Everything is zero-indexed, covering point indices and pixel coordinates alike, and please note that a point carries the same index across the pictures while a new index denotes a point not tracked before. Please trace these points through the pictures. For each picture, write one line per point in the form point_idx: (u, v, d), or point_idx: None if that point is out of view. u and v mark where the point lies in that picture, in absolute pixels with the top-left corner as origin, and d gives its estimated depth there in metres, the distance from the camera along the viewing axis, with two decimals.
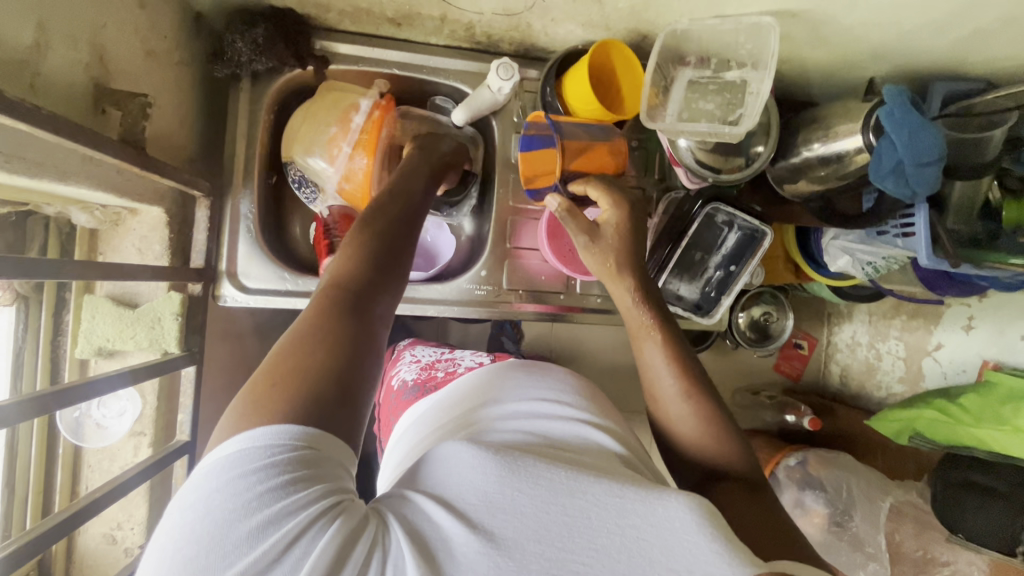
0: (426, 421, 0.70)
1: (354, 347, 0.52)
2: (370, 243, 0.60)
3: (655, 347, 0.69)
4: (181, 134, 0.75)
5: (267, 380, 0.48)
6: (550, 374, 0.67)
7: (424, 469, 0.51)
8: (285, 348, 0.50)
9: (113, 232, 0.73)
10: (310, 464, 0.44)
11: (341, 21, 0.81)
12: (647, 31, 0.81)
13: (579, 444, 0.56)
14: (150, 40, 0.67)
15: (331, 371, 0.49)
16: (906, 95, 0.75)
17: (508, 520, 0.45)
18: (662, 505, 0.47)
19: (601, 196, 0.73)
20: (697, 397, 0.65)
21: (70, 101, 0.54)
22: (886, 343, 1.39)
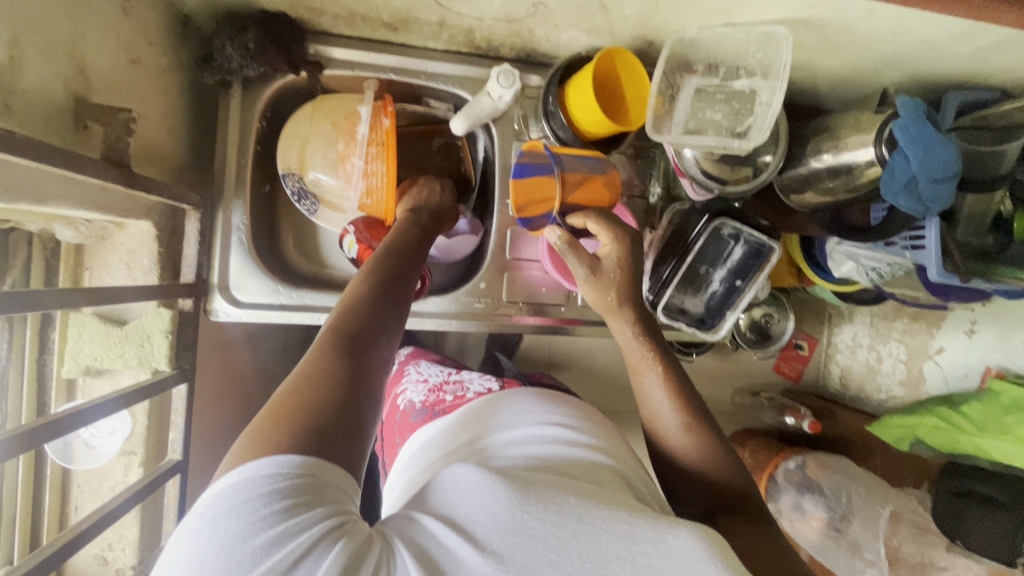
0: (433, 446, 0.68)
1: (358, 383, 0.52)
2: (370, 284, 0.61)
3: (656, 379, 0.68)
4: (169, 143, 0.72)
5: (275, 412, 0.47)
6: (558, 400, 0.66)
7: (430, 491, 0.49)
8: (290, 386, 0.50)
9: (99, 246, 0.70)
10: (317, 487, 0.43)
11: (335, 25, 0.77)
12: (654, 38, 0.78)
13: (589, 468, 0.54)
14: (135, 49, 0.64)
15: (335, 405, 0.48)
16: (922, 108, 0.72)
17: (519, 543, 0.43)
18: (673, 534, 0.45)
19: (601, 230, 0.73)
20: (697, 430, 0.65)
21: (49, 119, 0.52)
22: (886, 346, 1.38)
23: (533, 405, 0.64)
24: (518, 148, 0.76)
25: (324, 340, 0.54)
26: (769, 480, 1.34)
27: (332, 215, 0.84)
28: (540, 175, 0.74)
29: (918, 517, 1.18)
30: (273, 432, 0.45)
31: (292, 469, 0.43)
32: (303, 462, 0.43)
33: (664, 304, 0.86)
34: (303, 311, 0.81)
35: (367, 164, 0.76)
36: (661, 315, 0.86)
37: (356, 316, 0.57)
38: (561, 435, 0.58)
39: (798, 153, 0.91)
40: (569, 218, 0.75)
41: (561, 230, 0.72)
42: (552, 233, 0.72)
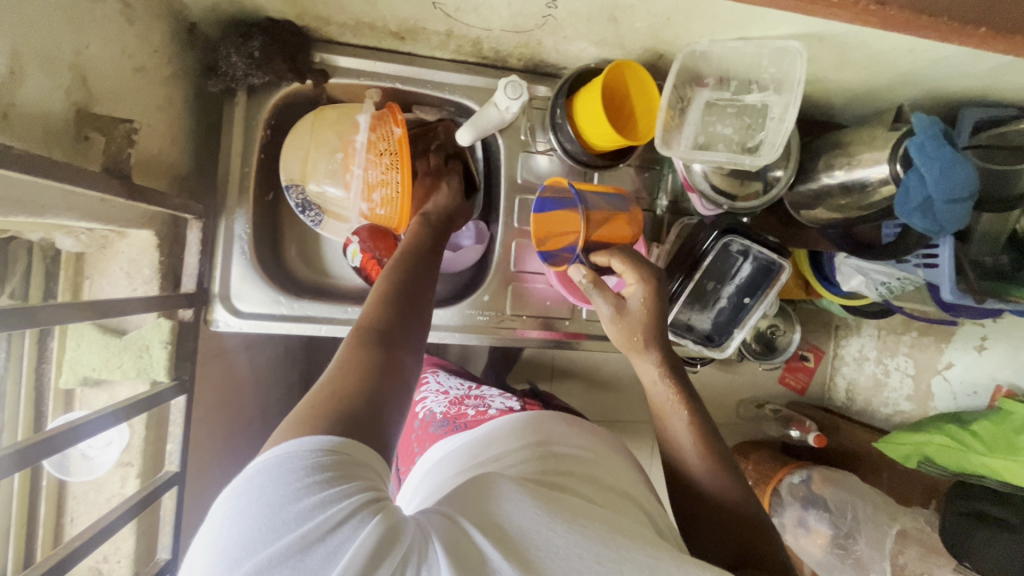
0: (457, 446, 0.68)
1: (388, 376, 0.53)
2: (397, 284, 0.63)
3: (683, 419, 0.68)
4: (173, 153, 0.71)
5: (312, 401, 0.49)
6: (584, 428, 0.65)
7: (460, 490, 0.49)
8: (324, 380, 0.51)
9: (100, 255, 0.69)
10: (357, 468, 0.44)
11: (342, 33, 0.77)
12: (664, 50, 0.76)
13: (615, 501, 0.54)
14: (138, 57, 0.63)
15: (368, 394, 0.50)
16: (941, 127, 0.70)
17: (546, 561, 0.43)
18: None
19: (626, 269, 0.70)
20: (718, 465, 0.65)
21: (49, 130, 0.51)
22: (894, 359, 1.36)
23: (558, 424, 0.64)
24: (540, 182, 0.77)
25: (354, 338, 0.56)
26: (773, 494, 1.33)
27: (336, 225, 0.83)
28: (564, 209, 0.76)
29: (926, 537, 1.16)
30: (310, 417, 0.47)
31: (336, 449, 0.44)
32: (343, 443, 0.45)
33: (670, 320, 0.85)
34: (304, 322, 0.80)
35: (367, 171, 0.76)
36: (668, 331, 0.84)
37: (384, 315, 0.59)
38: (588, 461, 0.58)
39: (810, 167, 0.89)
40: (592, 255, 0.73)
41: (586, 267, 0.71)
42: (575, 271, 0.71)
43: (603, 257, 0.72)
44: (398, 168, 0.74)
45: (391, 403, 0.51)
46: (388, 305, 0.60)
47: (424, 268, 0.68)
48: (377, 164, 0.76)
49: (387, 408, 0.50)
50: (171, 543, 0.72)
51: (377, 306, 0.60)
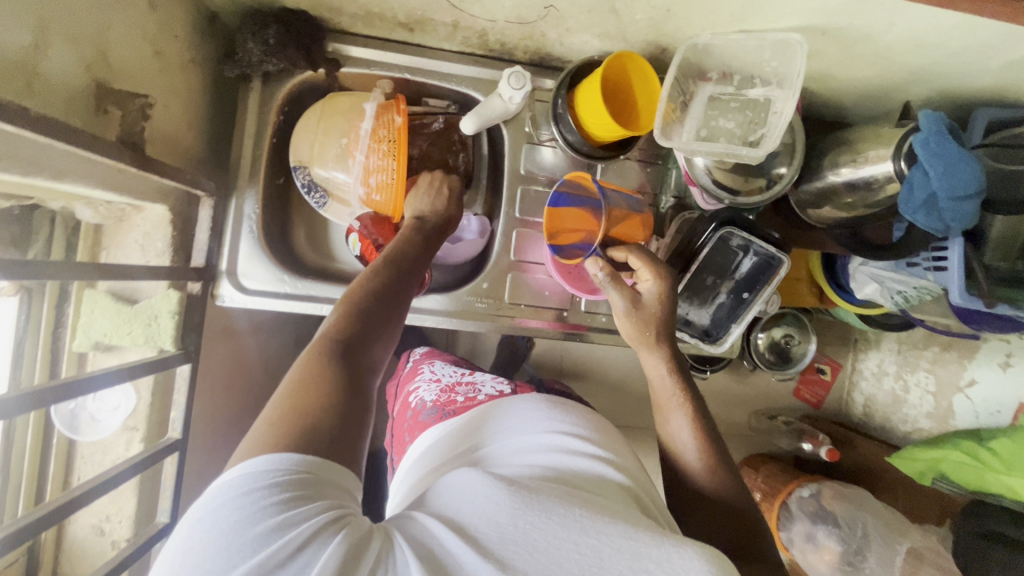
0: (440, 440, 0.69)
1: (351, 386, 0.54)
2: (365, 289, 0.63)
3: (682, 418, 0.67)
4: (189, 134, 0.75)
5: (271, 419, 0.49)
6: (564, 407, 0.64)
7: (439, 496, 0.50)
8: (285, 392, 0.52)
9: (117, 227, 0.73)
10: (320, 483, 0.46)
11: (353, 24, 0.80)
12: (667, 44, 0.77)
13: (595, 482, 0.53)
14: (159, 39, 0.67)
15: (331, 408, 0.51)
16: (945, 121, 0.69)
17: (521, 555, 0.44)
18: (679, 553, 0.45)
19: (642, 266, 0.72)
20: (716, 463, 0.65)
21: (71, 101, 0.54)
22: (914, 375, 1.31)
23: (537, 410, 0.64)
24: (561, 177, 0.77)
25: (315, 348, 0.56)
26: (781, 508, 1.29)
27: (339, 209, 0.85)
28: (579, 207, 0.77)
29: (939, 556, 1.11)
30: (271, 434, 0.48)
31: (294, 468, 0.45)
32: (302, 461, 0.46)
33: None
34: (307, 301, 0.83)
35: (367, 157, 0.78)
36: None
37: (350, 323, 0.59)
38: (567, 443, 0.58)
39: (815, 165, 0.88)
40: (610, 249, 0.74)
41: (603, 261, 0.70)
42: (592, 264, 0.70)
43: (621, 252, 0.73)
44: (395, 156, 0.75)
45: (353, 411, 0.53)
46: (356, 312, 0.60)
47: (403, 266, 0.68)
48: (377, 150, 0.77)
49: (348, 417, 0.52)
50: (170, 507, 0.75)
51: (343, 314, 0.60)
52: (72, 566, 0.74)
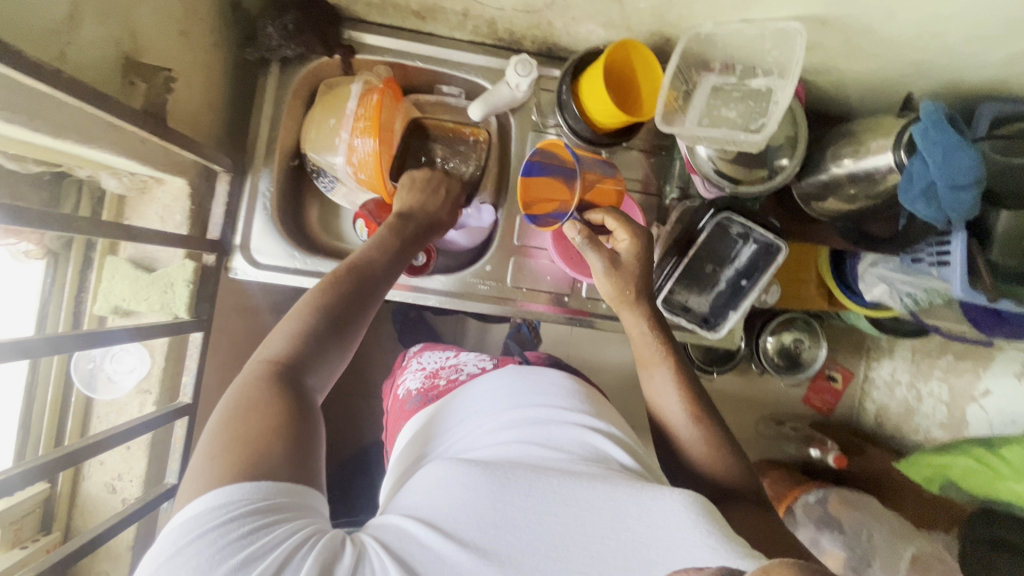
0: (421, 422, 0.72)
1: (301, 407, 0.54)
2: (319, 302, 0.61)
3: (666, 372, 0.70)
4: (209, 113, 0.78)
5: (220, 447, 0.49)
6: (538, 377, 0.65)
7: (417, 492, 0.53)
8: (230, 418, 0.51)
9: (139, 199, 0.77)
10: (288, 498, 0.47)
11: (369, 12, 0.83)
12: (671, 34, 0.79)
13: (574, 449, 0.56)
14: (185, 21, 0.71)
15: (282, 430, 0.51)
16: (944, 111, 0.70)
17: (503, 539, 0.48)
18: (656, 505, 0.49)
19: (618, 226, 0.74)
20: (704, 419, 0.67)
21: (99, 72, 0.58)
22: (928, 385, 1.28)
23: (510, 386, 0.64)
24: (533, 146, 0.74)
25: (260, 372, 0.55)
26: (786, 512, 1.27)
27: (347, 192, 0.89)
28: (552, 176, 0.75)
29: (944, 564, 1.09)
30: (223, 460, 0.48)
31: (253, 496, 0.45)
32: (259, 488, 0.46)
33: (666, 297, 0.85)
34: (315, 277, 0.85)
35: (351, 137, 0.81)
36: (662, 308, 0.85)
37: (299, 343, 0.58)
38: (544, 415, 0.59)
39: (820, 158, 0.89)
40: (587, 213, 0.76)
41: (580, 224, 0.72)
42: (570, 228, 0.72)
43: (597, 214, 0.75)
44: (370, 134, 0.78)
45: (305, 428, 0.53)
46: (306, 332, 0.59)
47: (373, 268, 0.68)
48: (364, 129, 0.80)
49: (301, 435, 0.52)
50: (178, 469, 0.78)
51: (291, 334, 0.59)
52: (83, 520, 0.78)
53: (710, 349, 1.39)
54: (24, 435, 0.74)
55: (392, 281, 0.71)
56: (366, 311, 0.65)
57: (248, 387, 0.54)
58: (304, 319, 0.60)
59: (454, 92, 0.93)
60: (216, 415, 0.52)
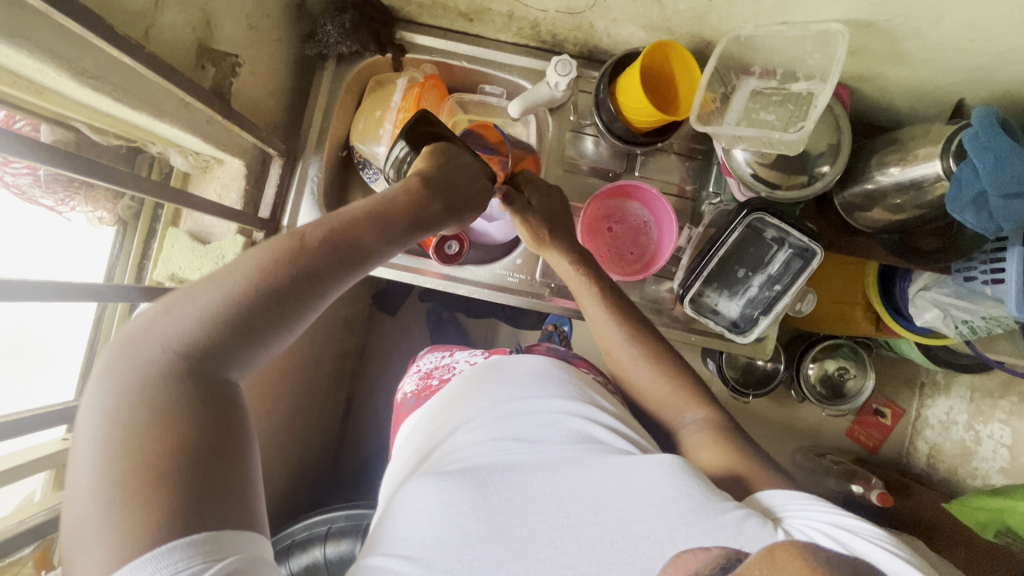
0: (410, 432, 0.69)
1: (223, 424, 0.44)
2: (253, 283, 0.47)
3: (595, 301, 0.76)
4: (269, 100, 0.85)
5: (118, 491, 0.39)
6: (513, 368, 0.64)
7: (394, 515, 0.50)
8: (123, 444, 0.40)
9: (201, 176, 0.83)
10: (239, 546, 0.41)
11: (421, 14, 0.88)
12: (710, 36, 0.80)
13: (553, 437, 0.56)
14: (255, 15, 0.77)
15: (192, 457, 0.41)
16: (998, 117, 0.67)
17: (486, 551, 0.46)
18: (636, 477, 0.51)
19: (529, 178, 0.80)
20: (638, 337, 0.74)
21: (176, 53, 0.65)
22: (988, 426, 1.19)
23: (481, 387, 0.63)
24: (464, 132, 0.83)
25: (168, 375, 0.44)
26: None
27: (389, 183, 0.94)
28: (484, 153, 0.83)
29: None
30: (132, 507, 0.38)
31: (186, 555, 0.38)
32: (191, 544, 0.38)
33: (695, 299, 0.85)
34: None
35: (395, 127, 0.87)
36: (689, 309, 0.84)
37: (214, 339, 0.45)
38: (515, 407, 0.59)
39: (863, 166, 0.87)
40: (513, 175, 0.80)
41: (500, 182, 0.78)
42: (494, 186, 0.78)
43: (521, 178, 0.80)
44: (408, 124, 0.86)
45: (232, 452, 0.44)
46: (224, 328, 0.45)
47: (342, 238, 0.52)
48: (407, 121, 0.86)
49: (229, 459, 0.43)
50: None
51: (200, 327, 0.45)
52: None
53: (748, 370, 1.34)
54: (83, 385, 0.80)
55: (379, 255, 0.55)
56: (314, 296, 0.50)
57: (140, 405, 0.42)
58: (221, 310, 0.46)
59: (496, 92, 0.95)
60: (93, 445, 0.40)
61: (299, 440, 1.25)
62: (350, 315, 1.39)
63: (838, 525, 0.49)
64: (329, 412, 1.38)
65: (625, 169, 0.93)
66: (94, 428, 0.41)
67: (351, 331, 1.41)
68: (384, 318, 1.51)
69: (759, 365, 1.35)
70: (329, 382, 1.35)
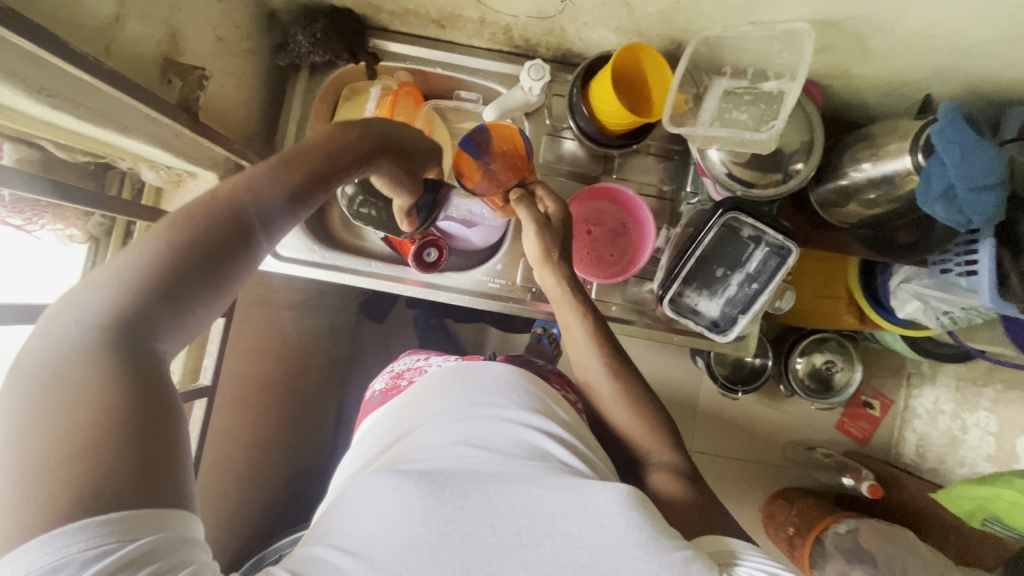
0: (358, 444, 0.66)
1: (155, 379, 0.42)
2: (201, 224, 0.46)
3: (582, 327, 0.74)
4: (240, 112, 0.84)
5: (37, 459, 0.37)
6: (478, 374, 0.62)
7: (343, 509, 0.47)
8: (48, 412, 0.38)
9: (175, 191, 0.83)
10: (165, 527, 0.39)
11: (392, 22, 0.88)
12: (681, 38, 0.80)
13: (508, 448, 0.53)
14: (222, 28, 0.77)
15: (122, 411, 0.39)
16: (964, 112, 0.68)
17: (437, 558, 0.42)
18: (591, 497, 0.47)
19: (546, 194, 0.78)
20: (618, 372, 0.71)
21: (141, 67, 0.64)
22: (974, 416, 1.20)
23: (444, 391, 0.60)
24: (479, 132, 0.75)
25: (105, 320, 0.42)
26: (814, 543, 1.22)
27: None
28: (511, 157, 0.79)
29: None
30: (51, 480, 0.36)
31: (105, 531, 0.36)
32: (113, 518, 0.36)
33: (674, 299, 0.85)
34: (333, 272, 0.91)
35: None
36: (669, 309, 0.85)
37: (148, 278, 0.43)
38: (476, 414, 0.56)
39: (838, 162, 0.87)
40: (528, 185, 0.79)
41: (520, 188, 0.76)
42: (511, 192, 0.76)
43: (534, 187, 0.79)
44: None
45: (161, 415, 0.41)
46: (161, 280, 0.44)
47: (283, 183, 0.52)
48: None
49: (158, 423, 0.41)
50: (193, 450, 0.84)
51: (132, 281, 0.43)
52: None
53: (736, 366, 1.35)
54: None
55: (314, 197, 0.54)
56: (253, 239, 0.49)
57: (62, 363, 0.40)
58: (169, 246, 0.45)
59: (471, 98, 0.95)
60: (11, 415, 0.38)
61: (288, 450, 1.24)
62: (337, 324, 1.39)
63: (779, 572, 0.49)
64: (320, 421, 1.37)
65: (603, 171, 0.93)
66: (13, 390, 0.39)
67: (339, 340, 1.41)
68: (371, 326, 1.50)
69: (747, 361, 1.36)
70: (318, 392, 1.35)
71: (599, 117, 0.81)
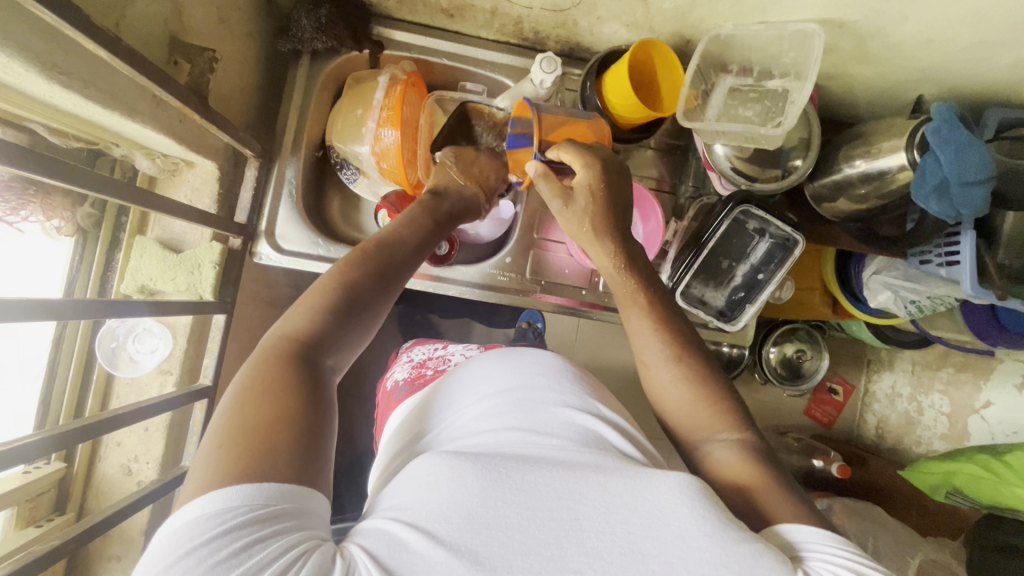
0: (399, 430, 0.64)
1: (316, 392, 0.48)
2: (349, 280, 0.56)
3: (642, 315, 0.69)
4: (240, 98, 0.81)
5: (221, 442, 0.42)
6: (523, 359, 0.62)
7: (400, 491, 0.46)
8: (236, 412, 0.44)
9: (169, 180, 0.79)
10: (304, 503, 0.41)
11: (399, 9, 0.86)
12: (691, 35, 0.83)
13: (564, 431, 0.52)
14: (225, 9, 0.73)
15: (288, 419, 0.45)
16: (955, 112, 0.73)
17: (495, 539, 0.41)
18: (654, 485, 0.46)
19: (572, 157, 0.72)
20: (687, 358, 0.65)
21: (148, 45, 0.61)
22: (929, 397, 1.29)
23: (497, 373, 0.60)
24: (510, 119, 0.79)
25: (279, 348, 0.50)
26: None
27: (367, 184, 0.89)
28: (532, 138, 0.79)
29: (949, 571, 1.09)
30: (223, 461, 0.41)
31: (262, 498, 0.39)
32: (267, 489, 0.40)
33: (682, 291, 0.87)
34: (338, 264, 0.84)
35: (378, 125, 0.81)
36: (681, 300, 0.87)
37: (331, 308, 0.54)
38: (530, 398, 0.55)
39: (829, 159, 0.92)
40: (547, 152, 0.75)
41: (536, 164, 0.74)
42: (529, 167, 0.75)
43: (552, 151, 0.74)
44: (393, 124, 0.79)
45: (312, 418, 0.46)
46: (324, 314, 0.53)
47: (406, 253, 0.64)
48: (393, 121, 0.79)
49: (312, 427, 0.46)
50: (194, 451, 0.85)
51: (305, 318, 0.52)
52: (99, 496, 0.87)
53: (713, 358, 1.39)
54: (45, 409, 0.82)
55: (423, 258, 0.67)
56: (393, 291, 0.61)
57: (255, 369, 0.48)
58: (330, 295, 0.55)
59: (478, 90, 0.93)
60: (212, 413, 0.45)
61: None
62: None
63: (859, 569, 0.45)
64: None
65: None
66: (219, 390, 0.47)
67: None
68: None
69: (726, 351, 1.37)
70: None
71: (616, 111, 0.82)
